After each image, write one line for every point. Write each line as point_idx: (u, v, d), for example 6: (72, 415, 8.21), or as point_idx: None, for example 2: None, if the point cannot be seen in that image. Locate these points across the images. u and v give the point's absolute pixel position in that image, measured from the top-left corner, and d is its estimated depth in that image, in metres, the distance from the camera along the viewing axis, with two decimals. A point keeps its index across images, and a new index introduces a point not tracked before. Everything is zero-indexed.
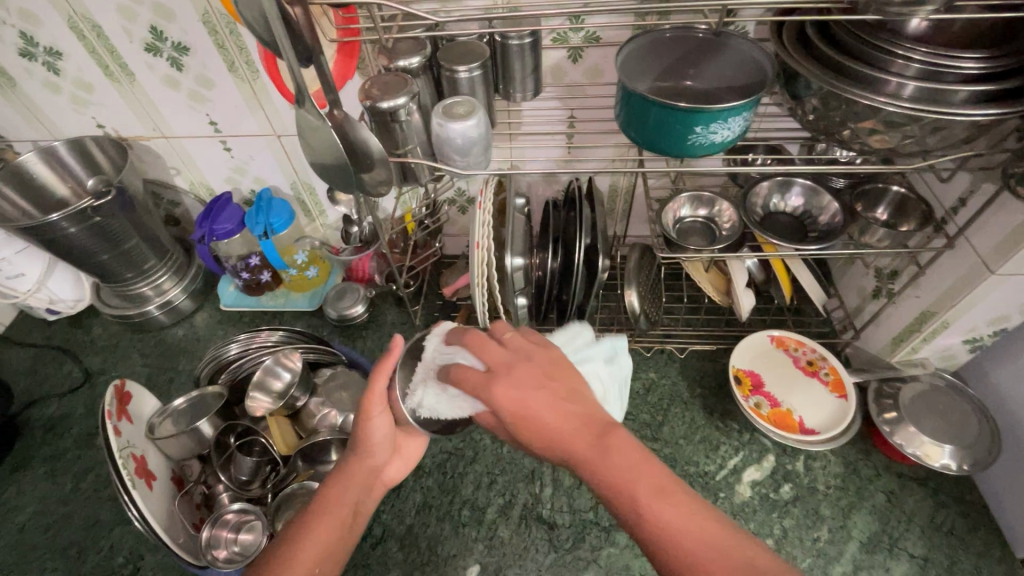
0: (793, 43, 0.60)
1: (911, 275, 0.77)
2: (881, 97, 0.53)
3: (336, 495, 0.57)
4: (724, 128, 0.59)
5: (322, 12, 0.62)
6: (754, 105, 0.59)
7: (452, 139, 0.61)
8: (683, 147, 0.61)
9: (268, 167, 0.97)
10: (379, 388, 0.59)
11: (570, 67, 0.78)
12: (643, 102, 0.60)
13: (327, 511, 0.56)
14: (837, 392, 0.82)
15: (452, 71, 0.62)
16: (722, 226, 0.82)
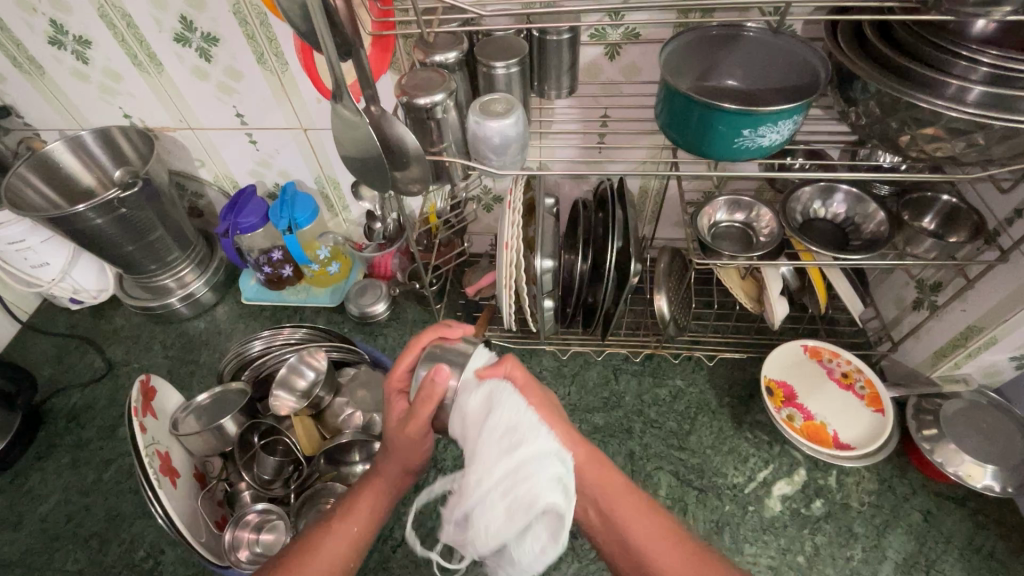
0: (849, 43, 0.58)
1: (958, 288, 0.74)
2: (943, 102, 0.50)
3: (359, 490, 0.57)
4: (773, 132, 0.57)
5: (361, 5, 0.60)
6: (806, 108, 0.56)
7: (489, 138, 0.59)
8: (728, 150, 0.59)
9: (294, 161, 0.95)
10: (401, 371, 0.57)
11: (606, 64, 0.76)
12: (689, 103, 0.57)
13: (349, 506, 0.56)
14: (874, 407, 0.79)
15: (489, 67, 0.60)
16: (760, 232, 0.80)
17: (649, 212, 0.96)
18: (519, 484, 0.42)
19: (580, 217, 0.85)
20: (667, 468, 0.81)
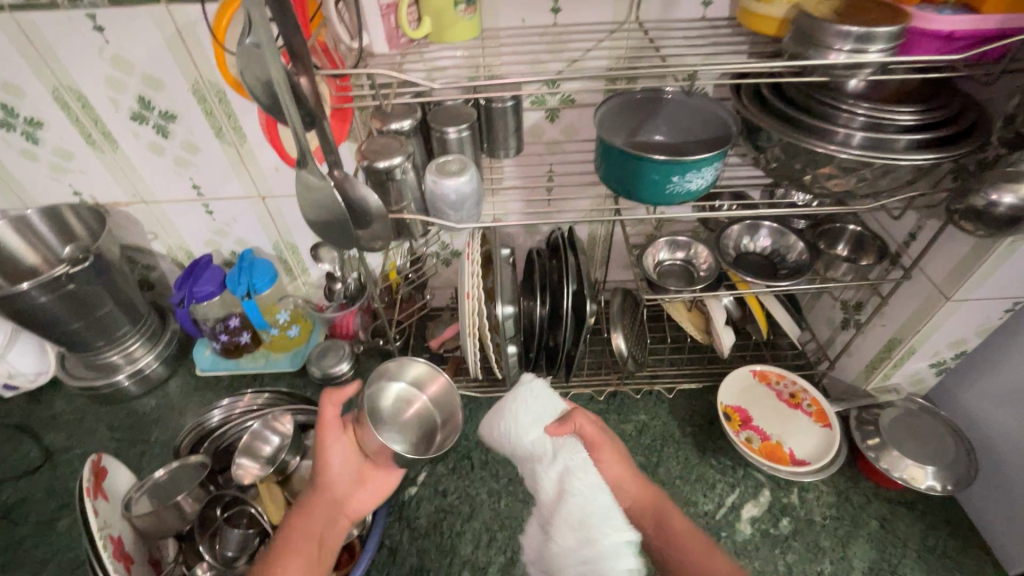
0: (750, 100, 0.67)
1: (876, 306, 0.83)
2: (833, 146, 0.59)
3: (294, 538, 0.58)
4: (698, 177, 0.64)
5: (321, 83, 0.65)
6: (722, 156, 0.65)
7: (447, 196, 0.63)
8: (662, 196, 0.66)
9: (251, 228, 0.97)
10: (330, 419, 0.61)
11: (548, 126, 0.84)
12: (624, 158, 0.64)
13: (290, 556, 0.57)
14: (822, 422, 0.85)
15: (442, 132, 0.66)
16: (699, 267, 0.87)
17: (599, 257, 1.03)
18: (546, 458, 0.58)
19: (535, 264, 0.90)
20: None
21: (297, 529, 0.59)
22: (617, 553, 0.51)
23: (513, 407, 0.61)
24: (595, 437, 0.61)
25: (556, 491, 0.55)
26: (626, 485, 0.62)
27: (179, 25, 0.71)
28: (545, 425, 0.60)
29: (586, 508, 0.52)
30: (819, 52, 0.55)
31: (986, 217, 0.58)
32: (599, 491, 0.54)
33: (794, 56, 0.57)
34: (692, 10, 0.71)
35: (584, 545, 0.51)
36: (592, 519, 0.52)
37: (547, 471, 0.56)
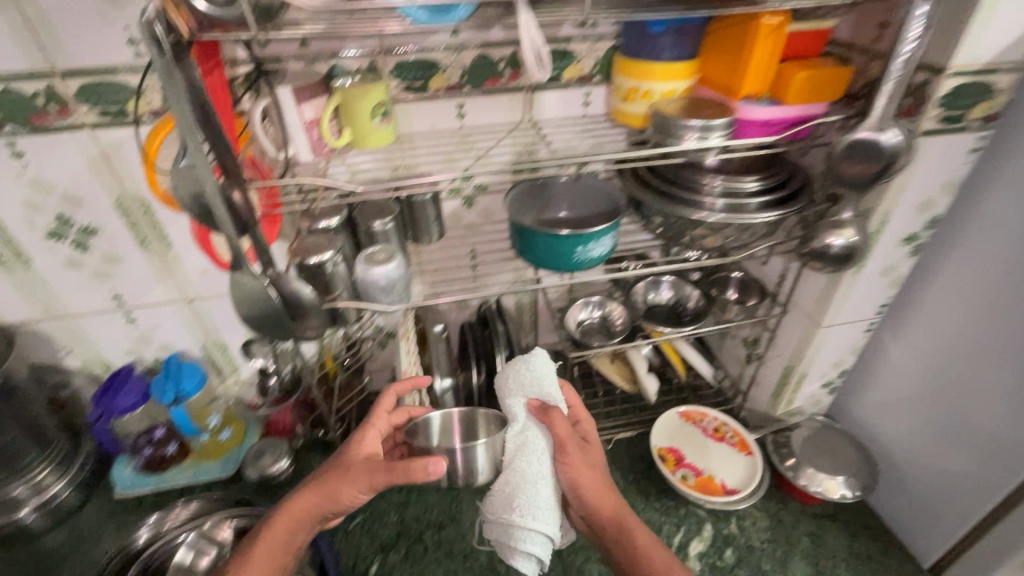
0: (633, 179, 0.80)
1: (768, 339, 0.95)
2: (703, 211, 0.71)
3: (287, 518, 0.63)
4: (599, 245, 0.74)
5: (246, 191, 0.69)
6: (616, 226, 0.76)
7: (377, 282, 0.69)
8: (571, 263, 0.75)
9: (176, 332, 0.95)
10: (391, 478, 0.60)
11: (465, 211, 0.93)
12: (535, 235, 0.73)
13: (278, 530, 0.62)
14: (744, 451, 0.93)
15: (369, 226, 0.73)
16: (615, 322, 0.96)
17: (528, 323, 1.10)
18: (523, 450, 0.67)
19: (468, 337, 0.95)
20: None
21: (299, 515, 0.63)
22: (534, 540, 0.63)
23: (515, 378, 0.72)
24: (564, 437, 0.67)
25: (506, 459, 0.67)
26: (592, 489, 0.67)
27: (103, 146, 0.74)
28: (527, 400, 0.71)
29: (519, 487, 0.64)
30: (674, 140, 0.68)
31: (826, 257, 0.72)
32: (538, 484, 0.65)
33: (658, 143, 0.70)
34: (575, 109, 0.84)
35: (512, 515, 0.63)
36: (524, 501, 0.63)
37: (511, 438, 0.68)
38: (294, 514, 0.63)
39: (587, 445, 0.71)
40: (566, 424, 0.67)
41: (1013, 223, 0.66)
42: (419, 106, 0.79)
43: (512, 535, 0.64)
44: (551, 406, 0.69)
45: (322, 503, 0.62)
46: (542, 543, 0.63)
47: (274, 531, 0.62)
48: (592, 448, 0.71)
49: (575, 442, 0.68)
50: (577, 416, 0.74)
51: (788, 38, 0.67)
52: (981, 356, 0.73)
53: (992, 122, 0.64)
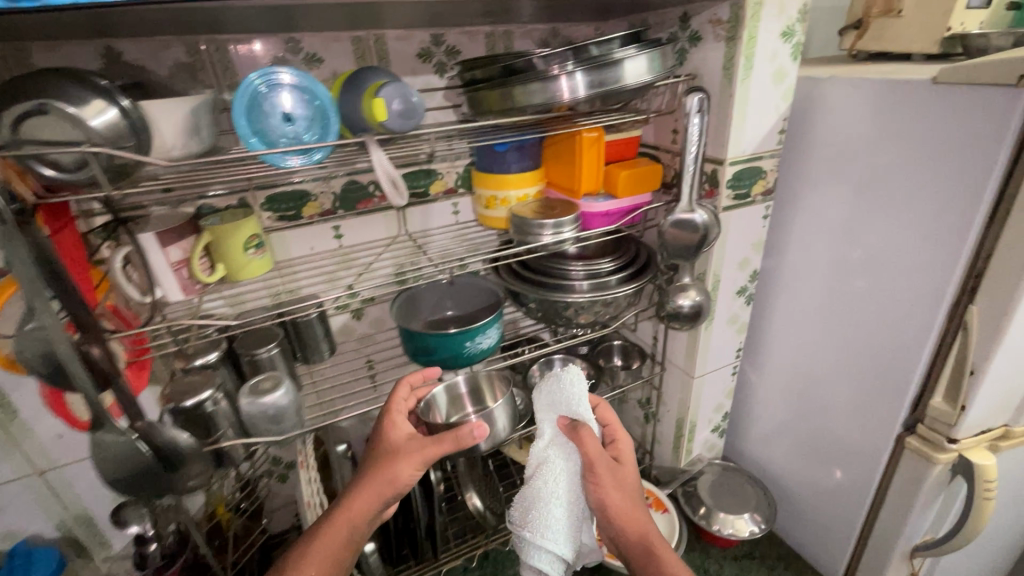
0: (506, 274, 0.87)
1: (657, 397, 1.03)
2: (572, 294, 0.80)
3: (344, 517, 0.63)
4: (486, 336, 0.79)
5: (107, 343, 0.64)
6: (500, 316, 0.82)
7: (265, 413, 0.66)
8: (462, 357, 0.78)
9: (24, 513, 0.81)
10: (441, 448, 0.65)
11: (356, 323, 0.94)
12: (424, 337, 0.77)
13: (335, 531, 0.62)
14: (660, 508, 0.97)
15: (252, 355, 0.71)
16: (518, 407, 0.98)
17: None
18: (541, 474, 0.72)
19: None
20: None
21: (354, 511, 0.63)
22: (542, 555, 0.71)
23: (550, 394, 0.76)
24: (595, 458, 0.70)
25: (530, 474, 0.74)
26: (621, 512, 0.69)
27: None
28: (559, 418, 0.75)
29: (536, 505, 0.71)
30: (534, 237, 0.77)
31: (681, 317, 0.82)
32: (553, 504, 0.71)
33: (521, 240, 0.79)
34: (446, 218, 0.93)
35: (525, 530, 0.72)
36: (537, 519, 0.71)
37: (536, 454, 0.75)
38: (350, 516, 0.63)
39: (621, 464, 0.73)
40: (597, 445, 0.70)
41: (815, 266, 0.83)
42: (296, 233, 0.82)
43: (524, 548, 0.73)
44: (580, 425, 0.72)
45: (383, 491, 0.64)
46: (552, 560, 0.71)
47: (332, 533, 0.62)
48: (626, 468, 0.73)
49: (606, 462, 0.70)
50: (613, 436, 0.76)
51: (609, 146, 0.81)
52: (822, 379, 0.86)
53: (770, 194, 0.81)
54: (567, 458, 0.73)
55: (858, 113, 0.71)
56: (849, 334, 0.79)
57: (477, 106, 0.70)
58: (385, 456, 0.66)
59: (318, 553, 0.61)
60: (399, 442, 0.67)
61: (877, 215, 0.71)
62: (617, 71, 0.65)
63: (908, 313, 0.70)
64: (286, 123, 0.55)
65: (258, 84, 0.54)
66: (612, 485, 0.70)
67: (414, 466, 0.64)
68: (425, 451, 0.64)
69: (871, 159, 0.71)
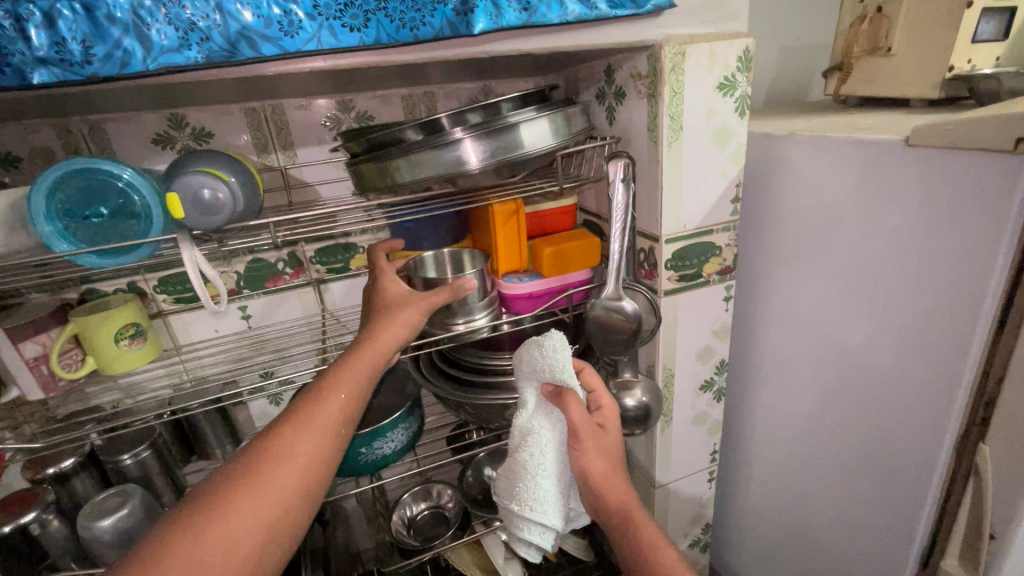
0: (426, 365, 0.75)
1: None
2: (493, 395, 0.67)
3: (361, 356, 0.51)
4: (388, 441, 0.70)
5: None
6: (408, 415, 0.72)
7: (100, 541, 0.56)
8: (358, 466, 0.69)
9: None
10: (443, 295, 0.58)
11: (274, 409, 0.85)
12: None
13: (355, 371, 0.49)
14: None
15: (115, 460, 0.64)
16: (447, 506, 0.85)
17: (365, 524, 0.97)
18: (526, 446, 0.57)
19: None
20: None
21: (373, 350, 0.51)
22: (533, 528, 0.57)
23: (526, 359, 0.56)
24: (578, 425, 0.53)
25: (516, 441, 0.59)
26: (608, 484, 0.52)
27: None
28: (540, 385, 0.57)
29: (520, 476, 0.57)
30: (443, 327, 0.65)
31: (626, 422, 0.67)
32: (541, 478, 0.56)
33: (428, 331, 0.67)
34: None
35: (512, 502, 0.58)
36: (522, 491, 0.57)
37: (519, 427, 0.59)
38: (377, 350, 0.52)
39: (603, 430, 0.55)
40: (581, 413, 0.53)
41: (795, 350, 0.66)
42: (196, 314, 0.76)
43: (512, 521, 0.59)
44: (565, 393, 0.55)
45: (399, 333, 0.54)
46: (541, 533, 0.57)
47: (354, 366, 0.49)
48: (613, 431, 0.55)
49: (591, 427, 0.53)
50: (599, 399, 0.57)
51: (533, 219, 0.71)
52: (812, 492, 0.69)
53: (730, 272, 0.66)
54: (551, 427, 0.57)
55: (829, 173, 0.56)
56: (847, 442, 0.61)
57: (359, 183, 0.59)
58: (386, 303, 0.56)
59: (337, 393, 0.47)
60: (402, 291, 0.58)
61: (867, 292, 0.54)
62: (514, 136, 0.52)
63: (908, 432, 0.53)
64: (87, 219, 0.49)
65: (121, 179, 0.49)
66: (592, 456, 0.53)
67: (420, 313, 0.56)
68: (433, 298, 0.57)
69: (858, 223, 0.54)
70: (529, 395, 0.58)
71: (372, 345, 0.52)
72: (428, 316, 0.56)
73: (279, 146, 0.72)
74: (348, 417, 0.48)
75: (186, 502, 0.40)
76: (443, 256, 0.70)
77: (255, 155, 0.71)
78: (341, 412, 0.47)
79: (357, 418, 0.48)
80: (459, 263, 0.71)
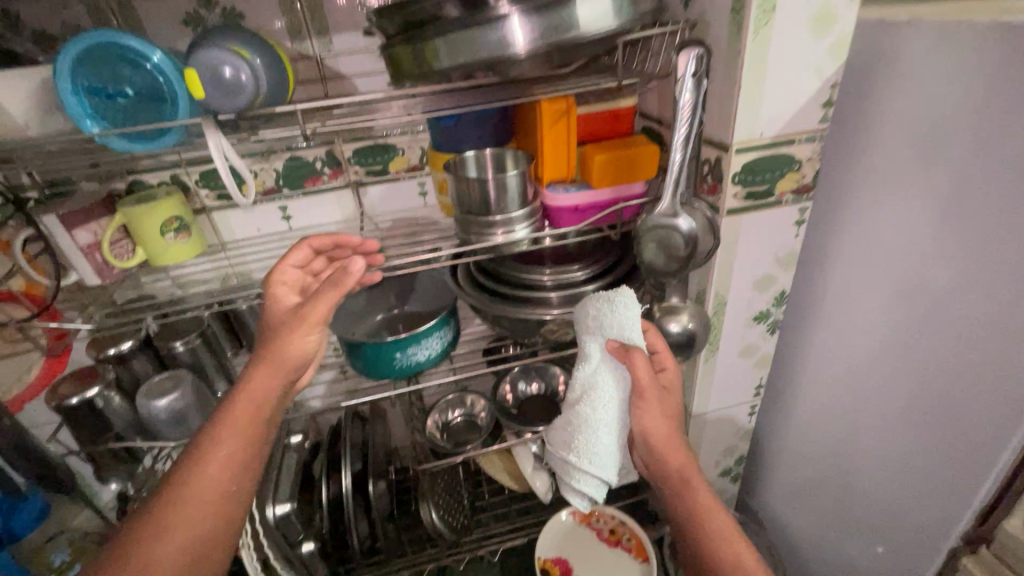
0: (464, 275, 0.72)
1: None
2: (529, 310, 0.64)
3: (253, 387, 0.52)
4: (424, 348, 0.70)
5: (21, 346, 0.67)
6: (445, 324, 0.72)
7: (157, 418, 0.61)
8: (395, 370, 0.70)
9: None
10: (320, 309, 0.53)
11: None
12: (360, 346, 0.68)
13: (237, 420, 0.50)
14: (642, 556, 0.83)
15: (168, 347, 0.68)
16: (480, 416, 0.88)
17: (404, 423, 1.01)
18: (586, 402, 0.58)
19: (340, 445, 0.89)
20: None
21: (266, 372, 0.52)
22: (586, 481, 0.61)
23: (594, 313, 0.56)
24: (643, 383, 0.54)
25: (574, 398, 0.60)
26: (668, 443, 0.54)
27: None
28: (605, 339, 0.57)
29: (580, 429, 0.59)
30: (480, 238, 0.61)
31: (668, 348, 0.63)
32: (601, 431, 0.58)
33: (465, 241, 0.63)
34: (410, 200, 0.81)
35: (569, 452, 0.61)
36: (582, 441, 0.59)
37: (580, 380, 0.59)
38: (272, 372, 0.52)
39: (666, 391, 0.57)
40: (648, 372, 0.53)
41: (868, 287, 0.59)
42: (239, 212, 0.76)
43: (565, 468, 0.62)
44: (633, 350, 0.55)
45: (280, 364, 0.53)
46: (596, 482, 0.60)
47: (241, 406, 0.51)
48: (673, 394, 0.57)
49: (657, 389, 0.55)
50: (662, 361, 0.58)
51: (586, 122, 0.64)
52: (857, 439, 0.66)
53: (807, 193, 0.58)
54: (614, 381, 0.57)
55: (941, 87, 0.47)
56: (914, 391, 0.56)
57: (393, 69, 0.54)
58: (276, 327, 0.54)
59: (221, 443, 0.49)
60: (288, 311, 0.56)
61: (975, 223, 0.46)
62: (568, 14, 0.45)
63: (994, 384, 0.47)
64: (111, 98, 0.47)
65: (148, 60, 0.46)
66: (655, 417, 0.55)
67: (312, 330, 0.53)
68: (308, 312, 0.52)
69: (979, 138, 0.44)
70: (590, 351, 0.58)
71: (261, 375, 0.52)
72: (322, 327, 0.54)
73: (314, 31, 0.66)
74: (247, 452, 0.50)
75: (115, 546, 0.45)
76: (484, 156, 0.65)
77: (288, 41, 0.66)
78: (234, 454, 0.50)
79: (259, 455, 0.52)
80: (502, 164, 0.65)
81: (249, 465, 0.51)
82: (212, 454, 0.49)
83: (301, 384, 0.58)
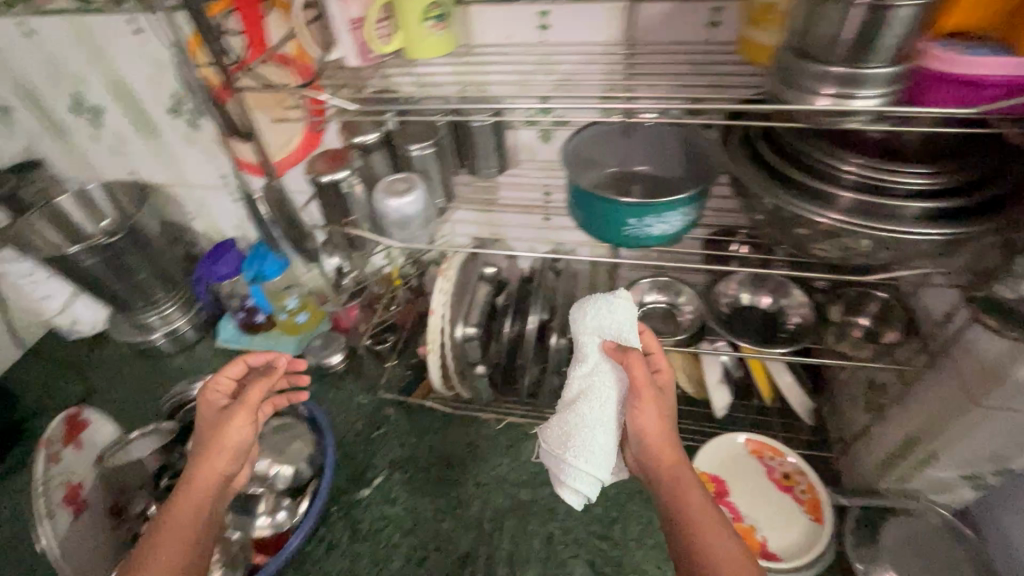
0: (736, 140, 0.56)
1: (899, 392, 0.66)
2: (821, 208, 0.48)
3: (182, 499, 0.54)
4: (661, 223, 0.59)
5: (285, 106, 0.71)
6: (693, 201, 0.59)
7: (390, 215, 0.63)
8: (619, 237, 0.61)
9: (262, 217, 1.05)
10: (252, 399, 0.60)
11: (542, 145, 0.78)
12: (589, 198, 0.60)
13: (176, 522, 0.53)
14: (812, 514, 0.73)
15: (405, 148, 0.66)
16: (684, 311, 0.81)
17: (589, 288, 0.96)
18: (588, 398, 0.57)
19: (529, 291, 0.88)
20: (584, 557, 0.77)
21: (212, 458, 0.56)
22: (579, 478, 0.56)
23: (593, 310, 0.61)
24: (640, 380, 0.54)
25: (569, 400, 0.59)
26: (663, 448, 0.53)
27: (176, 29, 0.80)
28: (604, 339, 0.59)
29: (575, 428, 0.56)
30: (803, 95, 0.45)
31: None
32: (599, 433, 0.55)
33: (776, 96, 0.48)
34: (693, 30, 0.63)
35: (559, 450, 0.57)
36: (575, 441, 0.56)
37: (578, 378, 0.59)
38: (202, 488, 0.55)
39: (662, 391, 0.56)
40: (642, 365, 0.55)
41: None
42: (494, 12, 0.66)
43: (558, 473, 0.57)
44: (631, 348, 0.57)
45: (230, 458, 0.57)
46: (588, 483, 0.55)
47: (190, 494, 0.54)
48: (668, 393, 0.57)
49: (653, 384, 0.55)
50: (656, 362, 0.59)
51: None
52: None
53: None
54: (614, 380, 0.57)
55: None
56: None
57: None
58: (215, 418, 0.60)
59: (157, 552, 0.51)
60: (213, 414, 0.61)
61: None
62: None
63: None
64: None
65: None
66: (654, 423, 0.53)
67: (245, 423, 0.59)
68: (246, 396, 0.59)
69: None
70: (587, 359, 0.59)
71: (201, 473, 0.55)
72: (254, 420, 0.60)
73: None
74: (199, 537, 0.53)
75: None
76: None
77: None
78: (181, 549, 0.52)
79: (205, 545, 0.54)
80: None
81: (202, 533, 0.54)
82: (151, 562, 0.50)
83: (235, 484, 0.62)
